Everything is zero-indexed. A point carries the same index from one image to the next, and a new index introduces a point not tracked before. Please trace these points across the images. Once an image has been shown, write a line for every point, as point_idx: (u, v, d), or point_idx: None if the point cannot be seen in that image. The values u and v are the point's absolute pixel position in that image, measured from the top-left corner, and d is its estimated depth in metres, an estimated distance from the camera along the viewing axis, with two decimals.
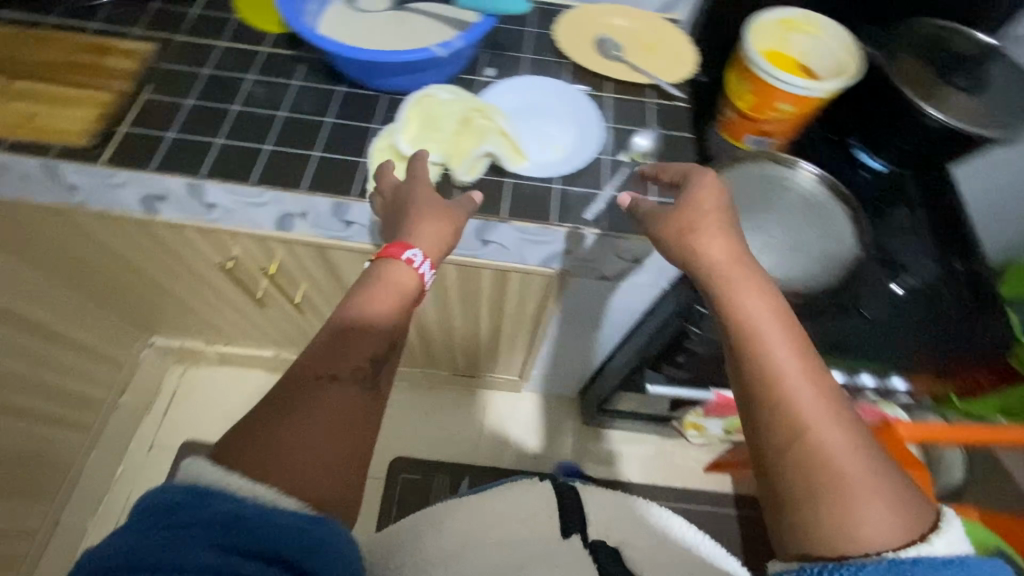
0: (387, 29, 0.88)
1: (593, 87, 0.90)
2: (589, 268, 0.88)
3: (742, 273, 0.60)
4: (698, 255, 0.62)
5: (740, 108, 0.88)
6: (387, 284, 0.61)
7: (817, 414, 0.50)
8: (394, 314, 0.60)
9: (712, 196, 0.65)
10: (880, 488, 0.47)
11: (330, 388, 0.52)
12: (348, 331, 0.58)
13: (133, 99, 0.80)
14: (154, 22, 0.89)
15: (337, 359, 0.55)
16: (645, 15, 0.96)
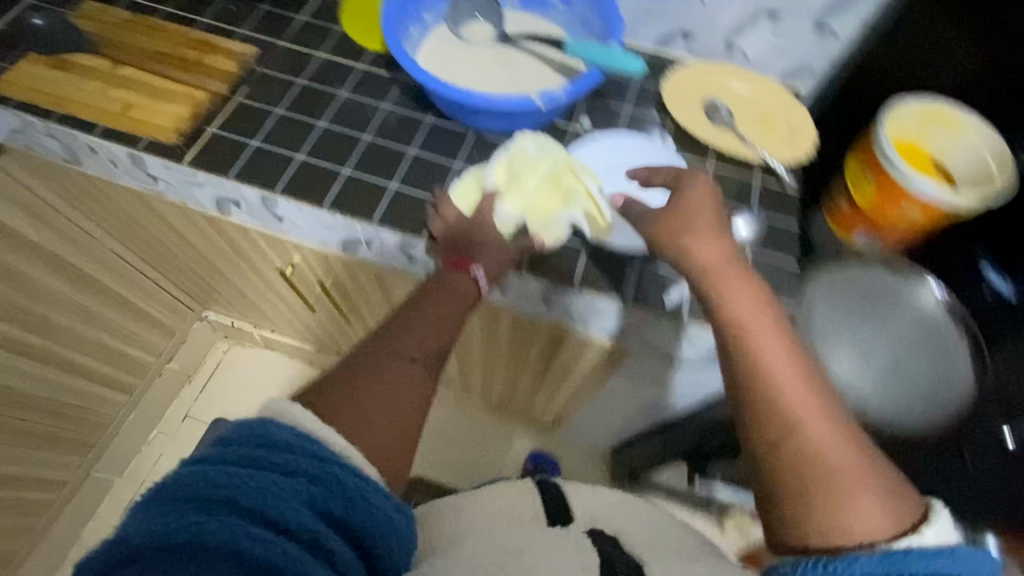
0: (487, 63, 0.84)
1: (694, 155, 0.83)
2: (655, 350, 0.81)
3: (734, 276, 0.59)
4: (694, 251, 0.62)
5: (857, 203, 0.77)
6: (450, 290, 0.67)
7: (807, 410, 0.51)
8: (457, 313, 0.65)
9: (707, 198, 0.64)
10: (872, 482, 0.48)
11: (398, 364, 0.57)
12: (418, 316, 0.63)
13: (227, 102, 0.80)
14: (261, 25, 0.89)
15: (407, 339, 0.60)
16: (766, 81, 0.87)
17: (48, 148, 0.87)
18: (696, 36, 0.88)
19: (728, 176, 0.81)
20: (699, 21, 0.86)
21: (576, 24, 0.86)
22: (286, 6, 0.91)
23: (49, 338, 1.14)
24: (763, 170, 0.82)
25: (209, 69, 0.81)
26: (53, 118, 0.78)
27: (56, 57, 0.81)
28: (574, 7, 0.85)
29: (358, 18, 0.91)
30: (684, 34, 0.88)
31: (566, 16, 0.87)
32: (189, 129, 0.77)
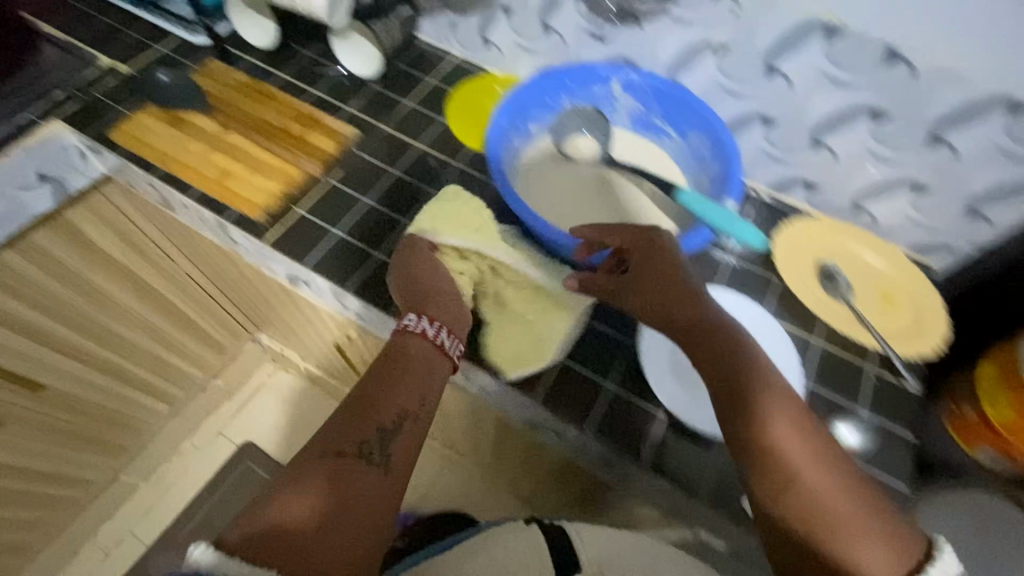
0: (585, 189, 0.80)
1: (800, 326, 0.74)
2: (719, 541, 0.71)
3: (711, 329, 0.58)
4: (668, 299, 0.61)
5: (991, 416, 0.58)
6: (410, 362, 0.64)
7: (800, 456, 0.51)
8: (407, 385, 0.63)
9: (665, 253, 0.63)
10: (869, 528, 0.49)
11: (344, 471, 0.57)
12: (375, 399, 0.62)
13: (318, 183, 0.79)
14: (367, 105, 0.89)
15: (353, 436, 0.59)
16: (892, 251, 0.77)
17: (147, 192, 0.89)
18: (819, 190, 0.80)
19: (835, 361, 0.72)
20: (827, 176, 0.78)
21: (687, 158, 0.80)
22: (396, 89, 0.91)
23: (108, 349, 1.16)
24: (876, 361, 0.72)
25: (309, 146, 0.81)
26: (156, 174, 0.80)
27: (171, 112, 0.84)
28: (689, 141, 0.79)
29: (463, 113, 0.89)
30: (806, 185, 0.80)
31: (678, 148, 0.81)
32: (277, 208, 0.77)
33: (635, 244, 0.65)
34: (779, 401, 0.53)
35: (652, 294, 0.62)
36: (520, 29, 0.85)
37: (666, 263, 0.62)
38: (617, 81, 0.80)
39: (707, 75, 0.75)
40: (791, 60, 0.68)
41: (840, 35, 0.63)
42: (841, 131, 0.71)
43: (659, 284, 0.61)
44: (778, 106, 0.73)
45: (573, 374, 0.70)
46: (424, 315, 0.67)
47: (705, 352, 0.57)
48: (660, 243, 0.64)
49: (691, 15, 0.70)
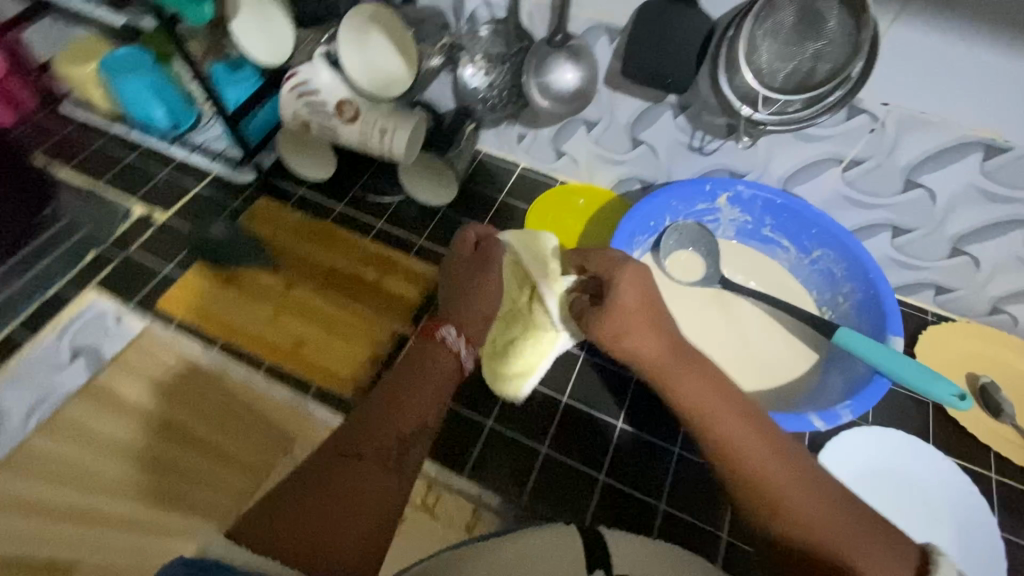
0: (707, 319, 0.71)
1: (971, 461, 0.66)
2: None
3: (682, 362, 0.49)
4: (620, 323, 0.50)
5: None
6: (433, 368, 0.52)
7: (750, 445, 0.44)
8: (432, 388, 0.51)
9: (634, 282, 0.51)
10: (849, 528, 0.40)
11: (353, 468, 0.44)
12: (396, 396, 0.50)
13: (405, 340, 0.69)
14: (439, 235, 0.80)
15: (373, 431, 0.47)
16: None
17: (168, 348, 0.71)
18: (954, 294, 0.73)
19: (1022, 498, 0.64)
20: (965, 282, 0.71)
21: (813, 274, 0.73)
22: (467, 213, 0.83)
23: None
24: None
25: (389, 297, 0.72)
26: (218, 345, 0.70)
27: (227, 269, 0.74)
28: (813, 256, 0.72)
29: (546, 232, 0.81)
30: (938, 288, 0.74)
31: (797, 261, 0.74)
32: (363, 378, 0.66)
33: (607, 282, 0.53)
34: (718, 399, 0.47)
35: (603, 320, 0.51)
36: (603, 142, 0.78)
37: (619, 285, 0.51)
38: (724, 195, 0.73)
39: (829, 187, 0.69)
40: (938, 174, 0.61)
41: (1004, 152, 0.57)
42: (989, 240, 0.65)
43: (611, 307, 0.51)
44: (916, 217, 0.67)
45: (746, 555, 0.59)
46: (458, 331, 0.55)
47: (683, 385, 0.48)
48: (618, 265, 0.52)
49: (819, 132, 0.63)
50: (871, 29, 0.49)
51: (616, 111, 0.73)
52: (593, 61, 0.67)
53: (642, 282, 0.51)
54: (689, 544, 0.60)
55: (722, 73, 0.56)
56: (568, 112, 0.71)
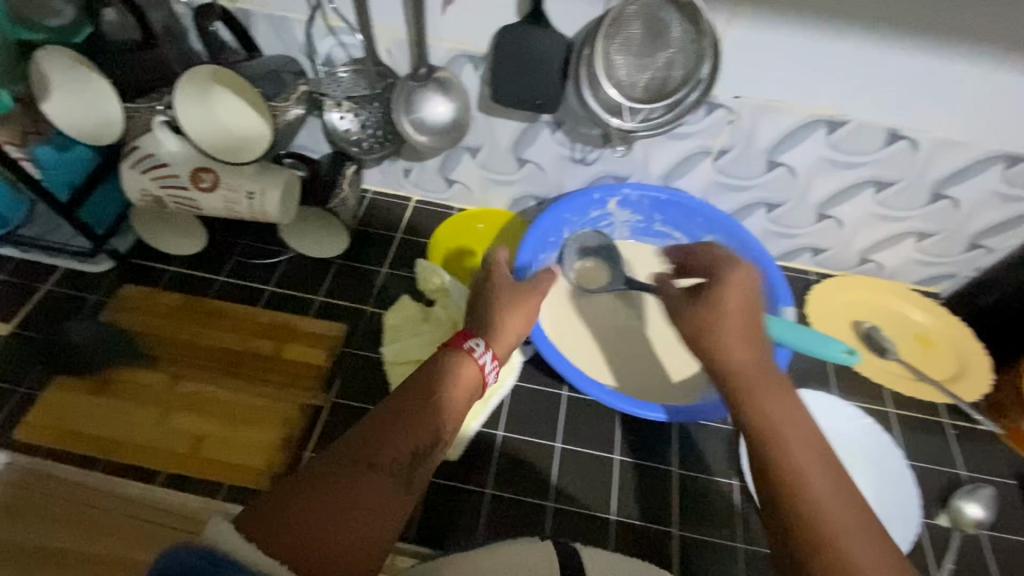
0: (617, 321, 0.73)
1: (871, 399, 0.73)
2: None
3: (752, 340, 0.52)
4: (710, 320, 0.53)
5: None
6: (454, 386, 0.51)
7: (780, 415, 0.47)
8: (456, 401, 0.51)
9: (735, 288, 0.55)
10: (843, 503, 0.41)
11: (370, 476, 0.42)
12: (426, 404, 0.48)
13: (320, 412, 0.65)
14: (339, 287, 0.76)
15: (393, 439, 0.45)
16: (901, 291, 0.80)
17: (32, 480, 0.60)
18: (828, 252, 0.80)
19: (915, 424, 0.71)
20: (834, 240, 0.78)
21: None
22: (365, 259, 0.79)
23: None
24: (948, 410, 0.72)
25: (293, 366, 0.67)
26: (101, 466, 0.61)
27: (96, 372, 0.65)
28: (703, 242, 0.76)
29: (450, 263, 0.79)
30: (814, 250, 0.80)
31: None
32: (281, 463, 0.61)
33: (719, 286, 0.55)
34: (764, 371, 0.50)
35: (694, 313, 0.55)
36: (490, 165, 0.78)
37: (725, 283, 0.55)
38: (613, 200, 0.75)
39: (705, 177, 0.73)
40: (793, 152, 0.67)
41: (844, 125, 0.63)
42: (846, 202, 0.72)
43: (710, 302, 0.54)
44: (783, 192, 0.72)
45: (697, 547, 0.61)
46: (486, 343, 0.56)
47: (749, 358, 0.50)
48: (732, 266, 0.57)
49: (685, 130, 0.67)
50: (710, 34, 0.53)
51: (495, 135, 0.73)
52: (463, 90, 0.66)
53: (745, 291, 0.55)
54: (647, 548, 0.60)
55: (586, 89, 0.58)
56: (445, 146, 0.69)
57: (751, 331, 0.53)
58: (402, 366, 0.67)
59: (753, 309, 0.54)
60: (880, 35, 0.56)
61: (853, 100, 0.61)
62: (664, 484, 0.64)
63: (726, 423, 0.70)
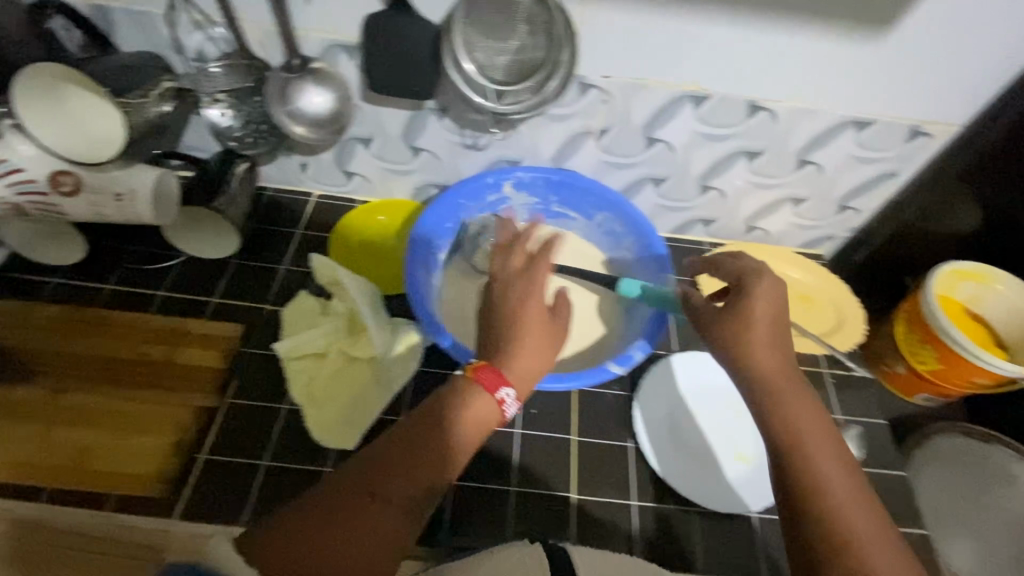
0: None
1: None
2: None
3: (778, 342, 0.52)
4: (736, 327, 0.52)
5: (918, 370, 0.77)
6: (463, 416, 0.50)
7: (803, 427, 0.48)
8: (468, 433, 0.49)
9: (760, 305, 0.53)
10: (858, 497, 0.44)
11: (379, 510, 0.44)
12: (428, 440, 0.47)
13: (214, 413, 0.64)
14: (235, 287, 0.75)
15: (395, 472, 0.45)
16: (786, 254, 0.85)
17: None
18: (717, 223, 0.84)
19: None
20: (720, 211, 0.82)
21: (601, 235, 0.80)
22: (263, 258, 0.78)
23: None
24: (827, 361, 0.78)
25: (185, 370, 0.66)
26: None
27: None
28: (597, 220, 0.79)
29: (351, 255, 0.79)
30: (704, 222, 0.85)
31: (586, 228, 0.81)
32: (172, 468, 0.60)
33: (751, 289, 0.54)
34: (789, 376, 0.51)
35: (721, 323, 0.54)
36: (385, 155, 0.78)
37: (751, 294, 0.54)
38: (507, 183, 0.76)
39: (592, 156, 0.75)
40: (667, 127, 0.70)
41: (708, 100, 0.66)
42: (723, 173, 0.76)
43: (736, 313, 0.53)
44: (665, 166, 0.76)
45: (592, 509, 0.64)
46: (517, 394, 0.52)
47: (772, 360, 0.51)
48: (759, 275, 0.55)
49: (563, 111, 0.69)
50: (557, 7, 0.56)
51: (383, 124, 0.73)
52: (341, 80, 0.66)
53: (773, 301, 0.54)
54: (544, 515, 0.63)
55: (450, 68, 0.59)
56: (325, 137, 0.69)
57: (778, 335, 0.53)
58: (299, 362, 0.66)
59: (779, 313, 0.53)
60: (727, 12, 0.59)
61: (713, 75, 0.64)
62: (563, 453, 0.67)
63: (622, 389, 0.73)
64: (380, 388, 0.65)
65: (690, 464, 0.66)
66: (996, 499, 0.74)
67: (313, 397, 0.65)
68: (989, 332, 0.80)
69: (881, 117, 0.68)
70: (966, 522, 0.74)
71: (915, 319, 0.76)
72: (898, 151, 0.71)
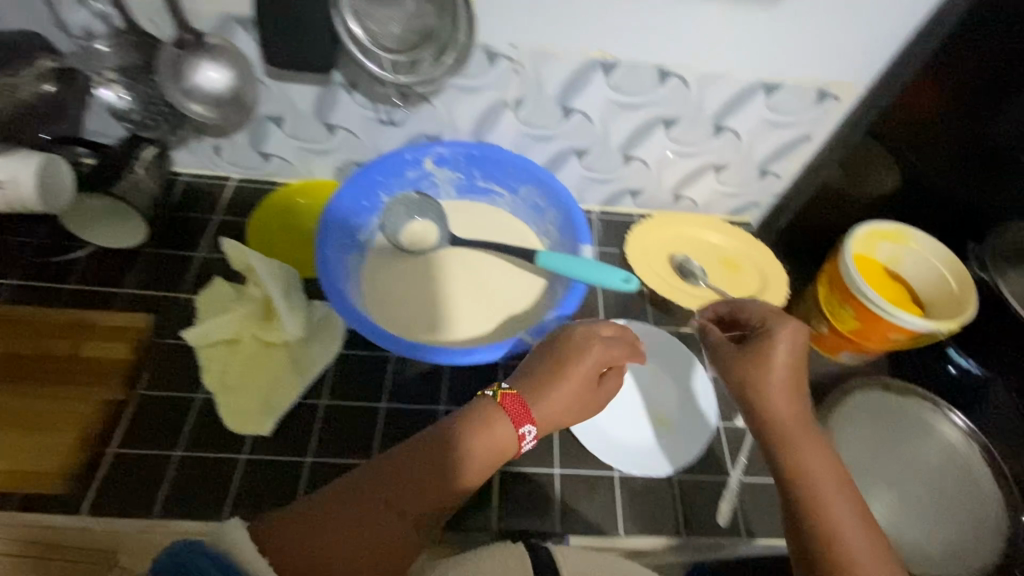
0: (440, 278, 0.74)
1: (682, 324, 0.79)
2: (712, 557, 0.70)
3: (794, 382, 0.57)
4: (755, 369, 0.57)
5: (839, 328, 0.78)
6: (487, 442, 0.53)
7: (816, 467, 0.53)
8: (482, 463, 0.53)
9: (786, 355, 0.57)
10: (854, 520, 0.50)
11: (391, 520, 0.48)
12: (448, 461, 0.51)
13: (124, 406, 0.62)
14: (148, 277, 0.72)
15: (408, 484, 0.49)
16: (714, 221, 0.86)
17: None
18: (644, 193, 0.85)
19: None
20: (646, 181, 0.83)
21: (527, 209, 0.79)
22: (177, 245, 0.76)
23: None
24: None
25: (92, 364, 0.63)
26: None
27: None
28: (521, 193, 0.78)
29: (270, 238, 0.77)
30: (632, 193, 0.85)
31: (513, 202, 0.80)
32: (78, 464, 0.58)
33: (768, 333, 0.58)
34: (799, 412, 0.56)
35: (741, 364, 0.58)
36: (299, 134, 0.75)
37: (773, 337, 0.58)
38: (427, 160, 0.74)
39: (511, 129, 0.74)
40: (582, 97, 0.69)
41: (618, 68, 0.66)
42: (643, 143, 0.76)
43: (755, 354, 0.58)
44: (586, 138, 0.75)
45: (515, 479, 0.64)
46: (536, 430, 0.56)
47: (785, 399, 0.56)
48: (781, 319, 0.59)
49: (475, 82, 0.68)
50: None
51: (293, 102, 0.71)
52: (240, 56, 0.64)
53: (795, 345, 0.58)
54: None
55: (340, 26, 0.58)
56: (226, 115, 0.66)
57: (794, 375, 0.57)
58: (211, 349, 0.66)
59: (797, 356, 0.58)
60: None
61: (619, 42, 0.64)
62: None
63: None
64: (296, 371, 0.65)
65: (613, 429, 0.68)
66: (912, 448, 0.78)
67: (226, 386, 0.64)
68: (908, 294, 0.81)
69: (788, 80, 0.69)
70: (885, 475, 0.76)
71: (834, 279, 0.77)
72: (809, 114, 0.73)
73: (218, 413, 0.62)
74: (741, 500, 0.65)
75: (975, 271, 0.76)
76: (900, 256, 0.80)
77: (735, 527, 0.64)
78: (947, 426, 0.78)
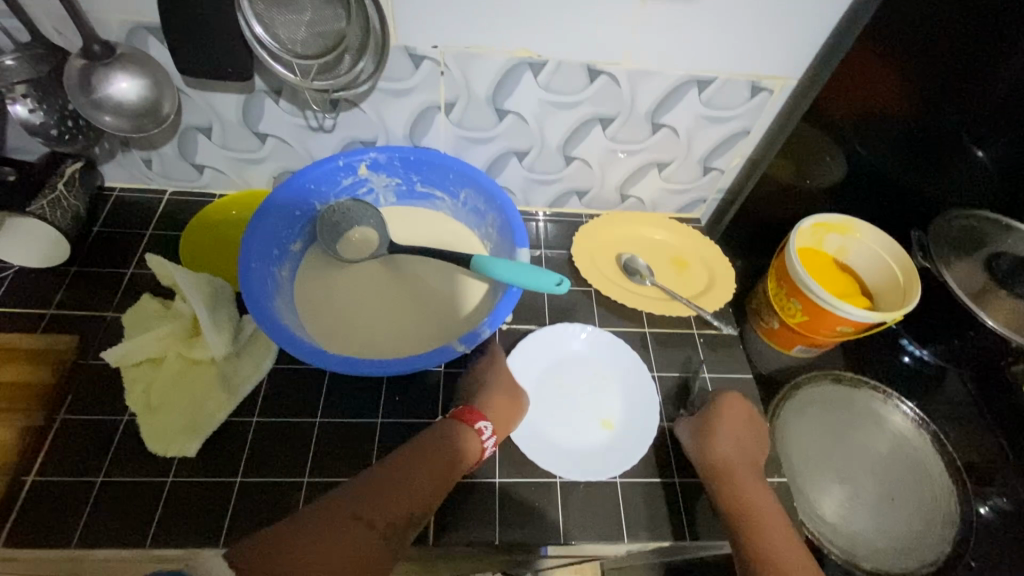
0: (377, 288, 0.72)
1: (631, 323, 0.78)
2: (660, 559, 0.69)
3: (742, 431, 0.65)
4: (707, 423, 0.65)
5: (788, 323, 0.77)
6: (457, 455, 0.56)
7: (752, 497, 0.59)
8: (450, 478, 0.54)
9: (736, 407, 0.67)
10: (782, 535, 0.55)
11: (361, 533, 0.46)
12: (416, 475, 0.52)
13: (44, 432, 0.60)
14: (75, 297, 0.70)
15: (379, 501, 0.49)
16: (662, 219, 0.86)
17: None
18: (590, 193, 0.84)
19: (670, 339, 0.77)
20: (590, 181, 0.82)
21: (467, 214, 0.78)
22: (107, 263, 0.73)
23: None
24: (697, 322, 0.78)
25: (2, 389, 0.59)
26: None
27: None
28: (462, 197, 0.77)
29: (204, 251, 0.75)
30: (578, 193, 0.84)
31: (454, 207, 0.79)
32: None
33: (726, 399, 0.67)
34: (745, 458, 0.63)
35: (696, 418, 0.67)
36: (230, 144, 0.73)
37: (723, 396, 0.68)
38: (361, 166, 0.73)
39: (446, 132, 0.73)
40: (513, 97, 0.68)
41: (545, 66, 0.66)
42: (582, 142, 0.75)
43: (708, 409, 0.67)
44: (524, 139, 0.74)
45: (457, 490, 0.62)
46: (492, 428, 0.60)
47: (730, 443, 0.63)
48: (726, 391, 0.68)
49: (402, 85, 0.66)
50: None
51: (219, 112, 0.69)
52: (157, 67, 0.62)
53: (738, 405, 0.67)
54: None
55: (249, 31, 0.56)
56: (141, 127, 0.64)
57: (744, 424, 0.66)
58: (136, 368, 0.64)
59: (745, 414, 0.67)
60: None
61: (543, 41, 0.63)
62: None
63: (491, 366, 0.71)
64: (225, 392, 0.63)
65: (557, 436, 0.67)
66: (862, 439, 0.77)
67: (150, 409, 0.62)
68: (859, 286, 0.80)
69: (719, 74, 0.68)
70: (835, 468, 0.75)
71: (780, 273, 0.76)
72: (745, 108, 0.73)
73: (142, 436, 0.60)
74: (686, 500, 0.64)
75: (918, 261, 0.75)
76: (847, 247, 0.80)
77: (680, 530, 0.63)
78: (895, 416, 0.79)
